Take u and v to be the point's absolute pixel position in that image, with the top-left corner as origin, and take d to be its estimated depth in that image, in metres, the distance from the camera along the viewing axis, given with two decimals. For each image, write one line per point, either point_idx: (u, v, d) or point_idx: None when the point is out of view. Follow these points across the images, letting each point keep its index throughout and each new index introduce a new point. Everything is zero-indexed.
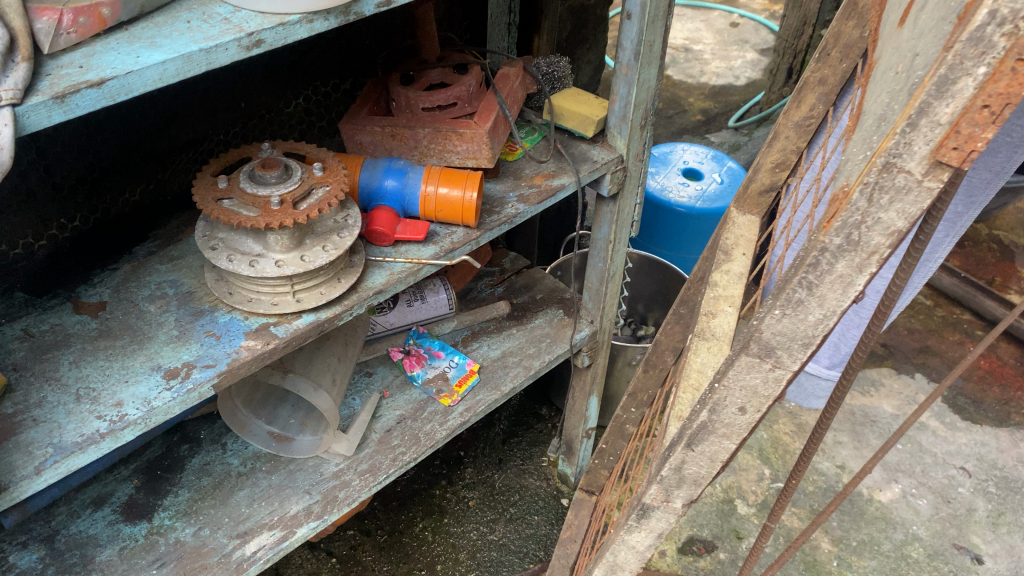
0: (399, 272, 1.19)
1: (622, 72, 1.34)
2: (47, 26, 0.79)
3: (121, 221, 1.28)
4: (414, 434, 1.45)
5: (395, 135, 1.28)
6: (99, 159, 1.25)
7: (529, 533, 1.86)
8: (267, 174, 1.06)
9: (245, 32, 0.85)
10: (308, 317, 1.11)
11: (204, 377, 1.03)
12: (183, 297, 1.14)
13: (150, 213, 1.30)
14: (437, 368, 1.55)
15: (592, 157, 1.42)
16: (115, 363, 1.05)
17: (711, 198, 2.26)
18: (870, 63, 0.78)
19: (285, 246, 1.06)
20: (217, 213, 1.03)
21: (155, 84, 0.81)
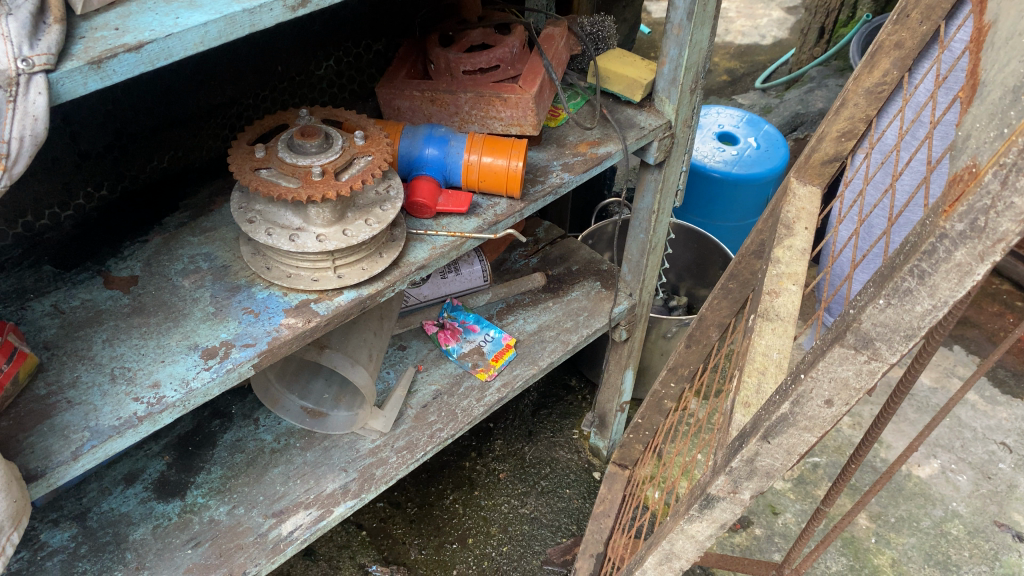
0: (441, 245, 1.14)
1: (673, 32, 1.27)
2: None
3: (149, 190, 1.23)
4: (451, 410, 1.41)
5: (434, 100, 1.21)
6: (126, 124, 1.19)
7: (562, 507, 1.83)
8: (307, 143, 1.00)
9: None
10: (350, 293, 1.06)
11: (244, 357, 0.99)
12: (218, 272, 1.09)
13: (179, 181, 1.24)
14: (472, 342, 1.50)
15: (638, 123, 1.35)
16: (150, 342, 1.00)
17: (747, 163, 2.18)
18: (976, 27, 0.71)
19: (327, 219, 1.01)
20: (256, 184, 0.98)
21: (196, 48, 0.75)
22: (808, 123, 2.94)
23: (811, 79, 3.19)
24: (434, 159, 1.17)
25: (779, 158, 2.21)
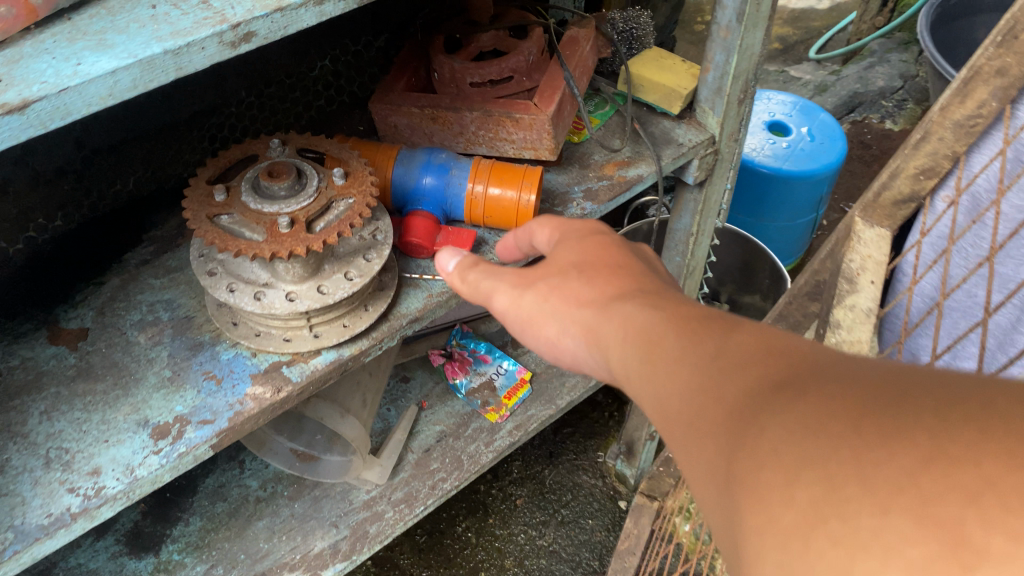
0: (438, 293, 0.98)
1: (720, 35, 1.07)
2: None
3: (115, 219, 1.07)
4: (457, 456, 1.26)
5: (436, 118, 1.05)
6: (89, 140, 1.03)
7: (583, 539, 1.68)
8: (275, 186, 0.84)
9: (229, 23, 0.63)
10: (329, 355, 0.91)
11: (201, 438, 0.84)
12: (179, 325, 0.94)
13: (148, 210, 1.10)
14: (483, 375, 1.34)
15: (676, 139, 1.17)
16: (94, 416, 0.86)
17: (800, 158, 1.97)
18: None
19: (298, 275, 0.85)
20: (213, 235, 0.83)
21: (103, 102, 0.60)
22: (866, 102, 2.75)
23: (872, 53, 2.93)
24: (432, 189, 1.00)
25: (836, 152, 1.99)
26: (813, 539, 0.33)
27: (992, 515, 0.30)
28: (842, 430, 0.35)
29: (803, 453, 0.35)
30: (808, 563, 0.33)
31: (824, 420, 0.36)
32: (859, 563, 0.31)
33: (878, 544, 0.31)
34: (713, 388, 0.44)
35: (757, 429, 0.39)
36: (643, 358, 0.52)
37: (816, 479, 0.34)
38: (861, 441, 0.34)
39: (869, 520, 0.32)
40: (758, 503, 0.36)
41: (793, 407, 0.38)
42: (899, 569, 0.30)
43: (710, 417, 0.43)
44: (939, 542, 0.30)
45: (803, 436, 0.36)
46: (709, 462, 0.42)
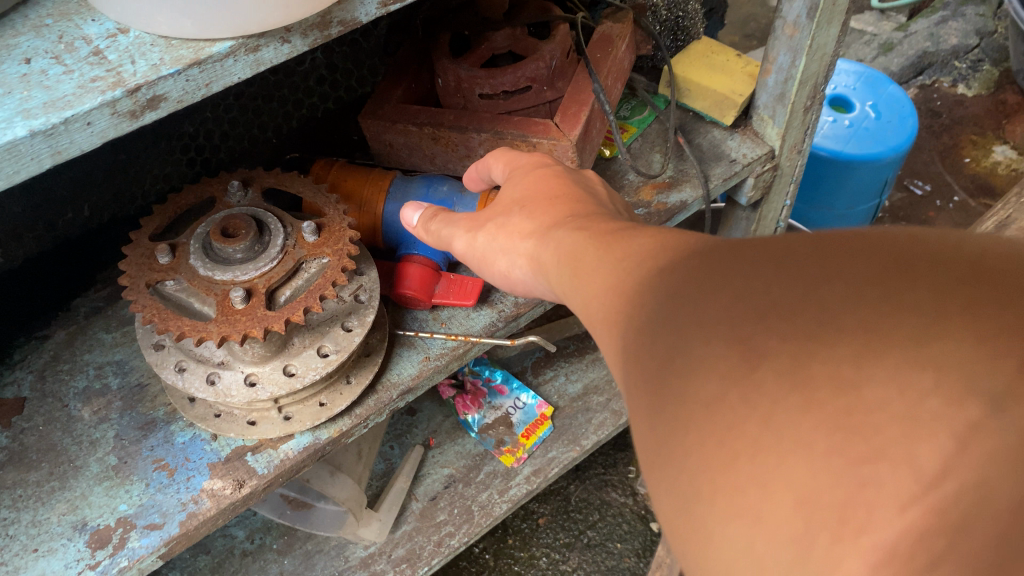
0: (436, 358, 0.82)
1: (786, 32, 0.87)
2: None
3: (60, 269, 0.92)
4: (466, 506, 1.13)
5: (437, 138, 0.87)
6: None
7: (610, 566, 1.55)
8: (229, 248, 0.68)
9: (125, 87, 0.46)
10: (303, 439, 0.77)
11: (145, 547, 0.70)
12: (131, 396, 0.80)
13: (98, 254, 0.95)
14: (498, 410, 1.19)
15: (728, 153, 0.98)
16: (23, 517, 0.72)
17: (863, 139, 1.75)
18: None
19: (260, 356, 0.70)
20: (153, 310, 0.67)
21: None
22: (936, 63, 2.48)
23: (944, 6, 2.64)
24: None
25: (905, 132, 1.77)
26: (664, 371, 0.33)
27: (782, 321, 0.29)
28: (690, 283, 0.35)
29: (666, 304, 0.36)
30: (663, 399, 0.33)
31: (683, 279, 0.36)
32: (689, 383, 0.32)
33: (700, 365, 0.31)
34: (623, 276, 0.45)
35: (644, 297, 0.40)
36: (575, 261, 0.54)
37: (669, 326, 0.34)
38: (704, 282, 0.34)
39: (698, 347, 0.32)
40: (636, 355, 0.37)
41: (669, 275, 0.38)
42: (713, 380, 0.30)
43: (617, 298, 0.44)
44: (735, 351, 0.30)
45: (666, 299, 0.36)
46: (614, 341, 0.44)
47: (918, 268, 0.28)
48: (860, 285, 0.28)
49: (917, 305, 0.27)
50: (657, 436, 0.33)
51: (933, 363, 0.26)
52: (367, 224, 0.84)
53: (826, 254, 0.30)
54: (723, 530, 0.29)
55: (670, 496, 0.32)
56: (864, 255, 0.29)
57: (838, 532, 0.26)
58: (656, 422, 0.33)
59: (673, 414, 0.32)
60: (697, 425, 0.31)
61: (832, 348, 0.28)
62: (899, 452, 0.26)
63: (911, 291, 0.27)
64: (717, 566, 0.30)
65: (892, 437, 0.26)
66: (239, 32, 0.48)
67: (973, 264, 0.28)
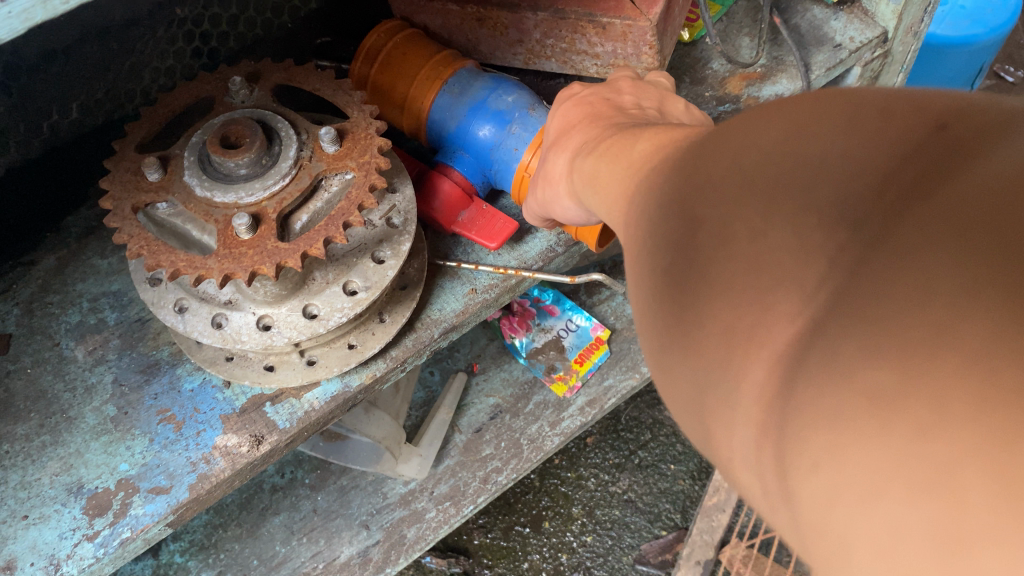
0: (485, 291, 0.69)
1: None
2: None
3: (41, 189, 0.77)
4: (514, 440, 1.03)
5: (483, 20, 0.72)
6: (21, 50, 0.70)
7: (663, 488, 1.47)
8: (232, 162, 0.54)
9: None
10: (330, 387, 0.65)
11: (151, 516, 0.61)
12: (130, 332, 0.69)
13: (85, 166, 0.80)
14: (548, 333, 1.07)
15: (832, 37, 0.81)
16: (11, 478, 0.62)
17: (960, 19, 1.53)
18: None
19: (274, 295, 0.58)
20: (141, 242, 0.54)
21: None
22: None
23: None
24: (477, 140, 0.68)
25: (1007, 13, 1.55)
26: (643, 253, 0.32)
27: (703, 193, 0.28)
28: (665, 173, 0.33)
29: (652, 190, 0.34)
30: (643, 275, 0.32)
31: (669, 164, 0.34)
32: (653, 255, 0.31)
33: (660, 245, 0.30)
34: (629, 160, 0.42)
35: (649, 168, 0.38)
36: (590, 184, 0.48)
37: (647, 214, 0.33)
38: (673, 172, 0.32)
39: (659, 225, 0.31)
40: (632, 240, 0.36)
41: (662, 163, 0.36)
42: (661, 255, 0.30)
43: (621, 182, 0.42)
44: (675, 221, 0.29)
45: (650, 189, 0.35)
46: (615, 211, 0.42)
47: (834, 120, 0.25)
48: (784, 146, 0.25)
49: (814, 155, 0.24)
50: (642, 305, 0.33)
51: (799, 196, 0.24)
52: (411, 116, 0.71)
53: (754, 124, 0.28)
54: (677, 369, 0.29)
55: (650, 345, 0.32)
56: (793, 117, 0.26)
57: (745, 348, 0.25)
58: (638, 291, 0.33)
59: (647, 285, 0.32)
60: (656, 294, 0.30)
61: (739, 206, 0.25)
62: (776, 274, 0.24)
63: (808, 140, 0.25)
64: (679, 397, 0.30)
65: (767, 266, 0.24)
66: None
67: (886, 116, 0.24)
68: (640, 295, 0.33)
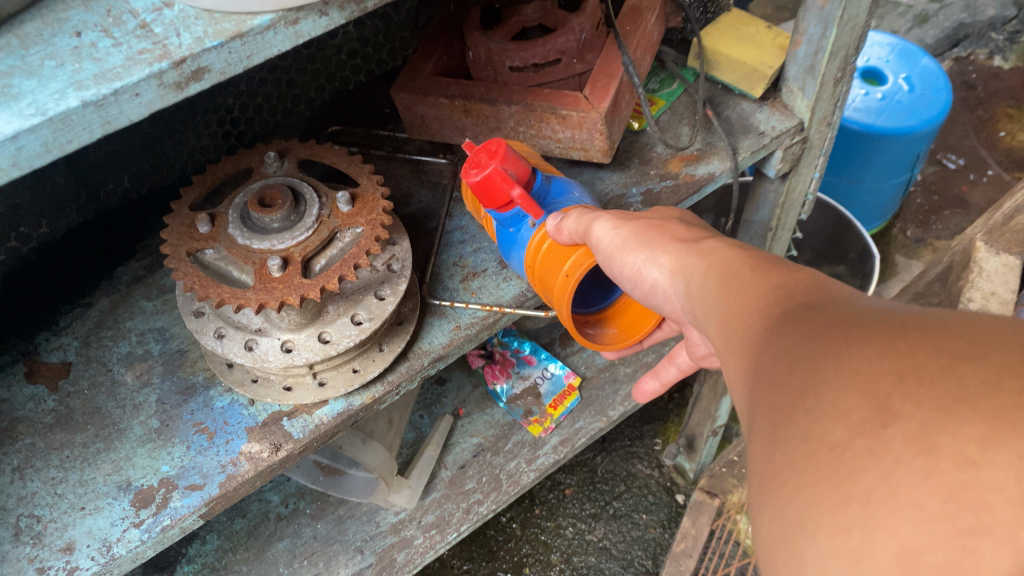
0: (467, 327, 0.83)
1: (817, 4, 0.86)
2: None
3: (93, 244, 0.93)
4: (494, 475, 1.15)
5: (468, 111, 0.88)
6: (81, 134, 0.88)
7: (635, 536, 1.58)
8: (267, 218, 0.70)
9: (171, 59, 0.48)
10: (336, 405, 0.79)
11: (187, 507, 0.73)
12: (172, 360, 0.83)
13: (132, 222, 0.96)
14: (526, 379, 1.21)
15: (757, 125, 0.98)
16: (71, 477, 0.75)
17: (896, 112, 1.73)
18: None
19: (296, 323, 0.72)
20: (194, 278, 0.69)
21: (4, 173, 0.46)
22: (972, 35, 2.44)
23: None
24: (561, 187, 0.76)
25: (938, 106, 1.75)
26: (794, 412, 0.37)
27: (921, 392, 0.33)
28: (825, 337, 0.38)
29: (795, 352, 0.39)
30: (790, 430, 0.37)
31: (825, 328, 0.39)
32: (819, 424, 0.35)
33: (833, 411, 0.35)
34: (743, 305, 0.47)
35: (803, 310, 0.42)
36: (714, 291, 0.51)
37: (801, 374, 0.38)
38: (844, 343, 0.37)
39: (833, 395, 0.35)
40: (765, 393, 0.40)
41: (801, 322, 0.41)
42: (843, 428, 0.34)
43: (737, 322, 0.46)
44: (874, 407, 0.34)
45: (794, 349, 0.39)
46: (739, 337, 0.46)
47: None
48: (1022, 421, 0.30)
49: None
50: (773, 462, 0.37)
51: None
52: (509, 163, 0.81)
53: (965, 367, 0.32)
54: (818, 549, 0.33)
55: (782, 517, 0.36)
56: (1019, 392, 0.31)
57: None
58: (775, 450, 0.37)
59: (796, 450, 0.36)
60: (821, 459, 0.34)
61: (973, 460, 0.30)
62: (964, 496, 0.30)
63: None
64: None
65: (971, 489, 0.30)
66: (281, 5, 0.49)
67: None
68: (778, 452, 0.37)
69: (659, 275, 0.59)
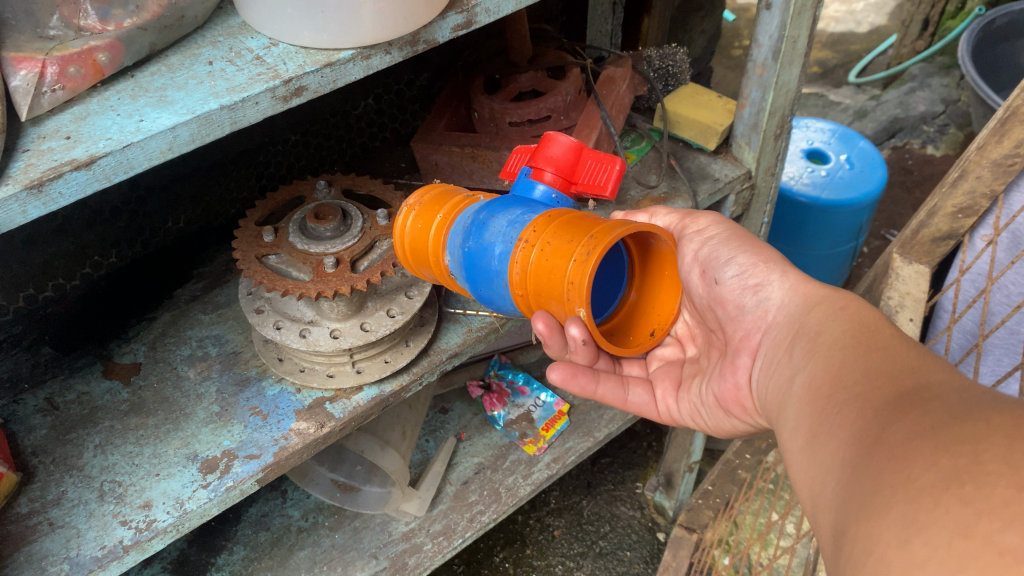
0: (477, 328, 0.99)
1: (756, 72, 1.08)
2: (61, 33, 0.64)
3: (154, 271, 1.10)
4: (494, 488, 1.29)
5: (475, 156, 1.07)
6: (144, 179, 1.07)
7: (621, 571, 1.69)
8: (321, 227, 0.87)
9: (281, 79, 0.65)
10: (370, 391, 0.93)
11: (247, 472, 0.86)
12: (228, 360, 0.97)
13: (188, 252, 1.13)
14: (521, 407, 1.37)
15: (713, 173, 1.18)
16: (146, 450, 0.89)
17: (838, 187, 1.96)
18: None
19: (342, 313, 0.88)
20: (262, 275, 0.85)
21: (163, 156, 0.63)
22: (906, 128, 2.74)
23: (912, 77, 2.91)
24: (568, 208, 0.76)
25: (876, 180, 1.98)
26: (942, 496, 0.38)
27: None
28: (980, 425, 0.40)
29: (941, 434, 0.40)
30: (933, 516, 0.37)
31: (985, 416, 0.40)
32: (984, 522, 0.36)
33: (1004, 511, 0.35)
34: (877, 378, 0.49)
35: (945, 393, 0.44)
36: (843, 355, 0.54)
37: (952, 457, 0.39)
38: (1012, 434, 0.38)
39: (999, 491, 0.36)
40: (894, 455, 0.42)
41: (944, 405, 0.43)
42: (1018, 535, 0.34)
43: (858, 386, 0.49)
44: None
45: (937, 427, 0.41)
46: (863, 407, 0.47)
47: None
48: None
49: None
50: (909, 553, 0.37)
51: None
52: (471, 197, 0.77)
53: None
54: None
55: None
56: None
57: None
58: (912, 543, 0.37)
59: (949, 541, 0.36)
60: (985, 563, 0.34)
61: None
62: None
63: None
64: None
65: None
66: (360, 43, 0.68)
67: None
68: (916, 542, 0.37)
69: (778, 285, 0.71)
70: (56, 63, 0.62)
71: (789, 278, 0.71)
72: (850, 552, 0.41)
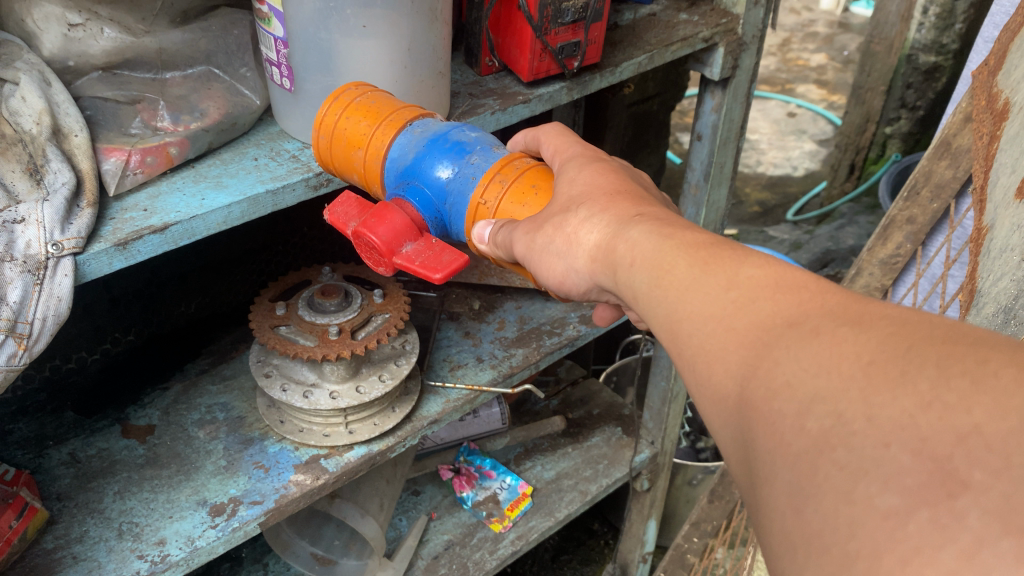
0: (455, 398, 1.14)
1: (691, 192, 1.29)
2: (141, 132, 0.82)
3: (166, 349, 1.24)
4: (462, 563, 1.40)
5: None
6: (162, 268, 1.23)
7: None
8: (326, 302, 1.02)
9: (314, 172, 0.84)
10: (360, 450, 1.06)
11: (251, 515, 0.97)
12: (234, 423, 1.10)
13: (201, 334, 1.27)
14: (488, 489, 1.49)
15: None
16: (160, 496, 1.00)
17: None
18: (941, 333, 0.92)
19: (341, 375, 1.02)
20: (274, 341, 0.99)
21: (219, 227, 0.79)
22: (838, 259, 3.01)
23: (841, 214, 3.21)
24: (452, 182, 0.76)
25: None
26: (820, 463, 0.40)
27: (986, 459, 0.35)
28: (833, 376, 0.42)
29: (800, 393, 0.43)
30: (817, 484, 0.39)
31: (836, 363, 0.42)
32: (862, 485, 0.37)
33: (878, 472, 0.37)
34: (710, 328, 0.53)
35: (782, 353, 0.46)
36: (681, 324, 0.56)
37: (817, 418, 0.41)
38: (866, 387, 0.40)
39: (870, 450, 0.38)
40: (767, 423, 0.44)
41: (793, 353, 0.45)
42: (896, 496, 0.36)
43: (717, 354, 0.51)
44: (936, 476, 0.36)
45: (798, 384, 0.43)
46: (725, 381, 0.50)
47: None
48: None
49: None
50: (805, 522, 0.39)
51: None
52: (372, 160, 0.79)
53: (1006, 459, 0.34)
54: None
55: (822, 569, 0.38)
56: None
57: None
58: (806, 513, 0.40)
59: (836, 510, 0.38)
60: (872, 528, 0.36)
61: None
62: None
63: None
64: None
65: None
66: None
67: None
68: (808, 510, 0.40)
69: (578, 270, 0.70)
70: (138, 153, 0.80)
71: (579, 260, 0.69)
72: (758, 520, 0.44)
